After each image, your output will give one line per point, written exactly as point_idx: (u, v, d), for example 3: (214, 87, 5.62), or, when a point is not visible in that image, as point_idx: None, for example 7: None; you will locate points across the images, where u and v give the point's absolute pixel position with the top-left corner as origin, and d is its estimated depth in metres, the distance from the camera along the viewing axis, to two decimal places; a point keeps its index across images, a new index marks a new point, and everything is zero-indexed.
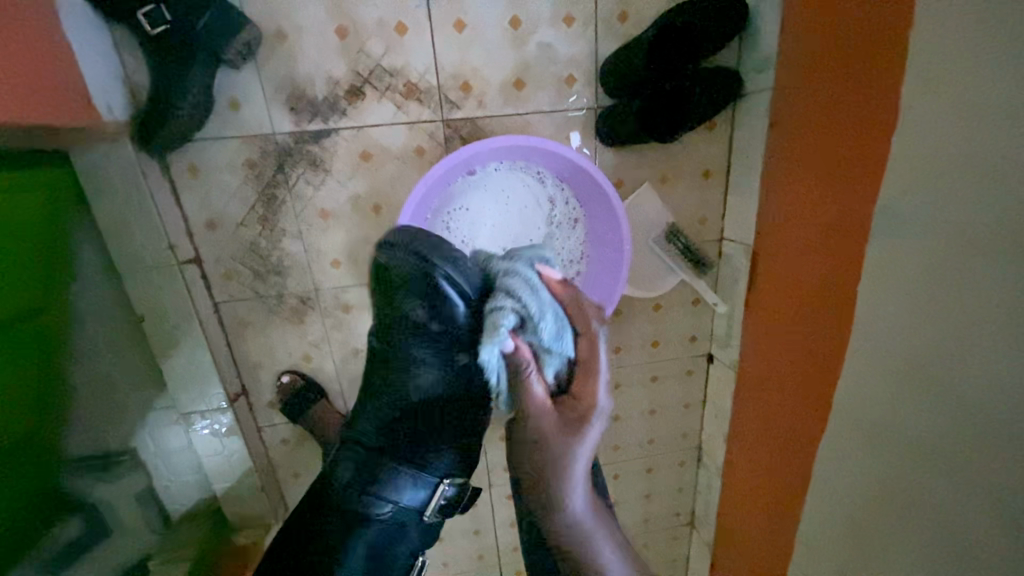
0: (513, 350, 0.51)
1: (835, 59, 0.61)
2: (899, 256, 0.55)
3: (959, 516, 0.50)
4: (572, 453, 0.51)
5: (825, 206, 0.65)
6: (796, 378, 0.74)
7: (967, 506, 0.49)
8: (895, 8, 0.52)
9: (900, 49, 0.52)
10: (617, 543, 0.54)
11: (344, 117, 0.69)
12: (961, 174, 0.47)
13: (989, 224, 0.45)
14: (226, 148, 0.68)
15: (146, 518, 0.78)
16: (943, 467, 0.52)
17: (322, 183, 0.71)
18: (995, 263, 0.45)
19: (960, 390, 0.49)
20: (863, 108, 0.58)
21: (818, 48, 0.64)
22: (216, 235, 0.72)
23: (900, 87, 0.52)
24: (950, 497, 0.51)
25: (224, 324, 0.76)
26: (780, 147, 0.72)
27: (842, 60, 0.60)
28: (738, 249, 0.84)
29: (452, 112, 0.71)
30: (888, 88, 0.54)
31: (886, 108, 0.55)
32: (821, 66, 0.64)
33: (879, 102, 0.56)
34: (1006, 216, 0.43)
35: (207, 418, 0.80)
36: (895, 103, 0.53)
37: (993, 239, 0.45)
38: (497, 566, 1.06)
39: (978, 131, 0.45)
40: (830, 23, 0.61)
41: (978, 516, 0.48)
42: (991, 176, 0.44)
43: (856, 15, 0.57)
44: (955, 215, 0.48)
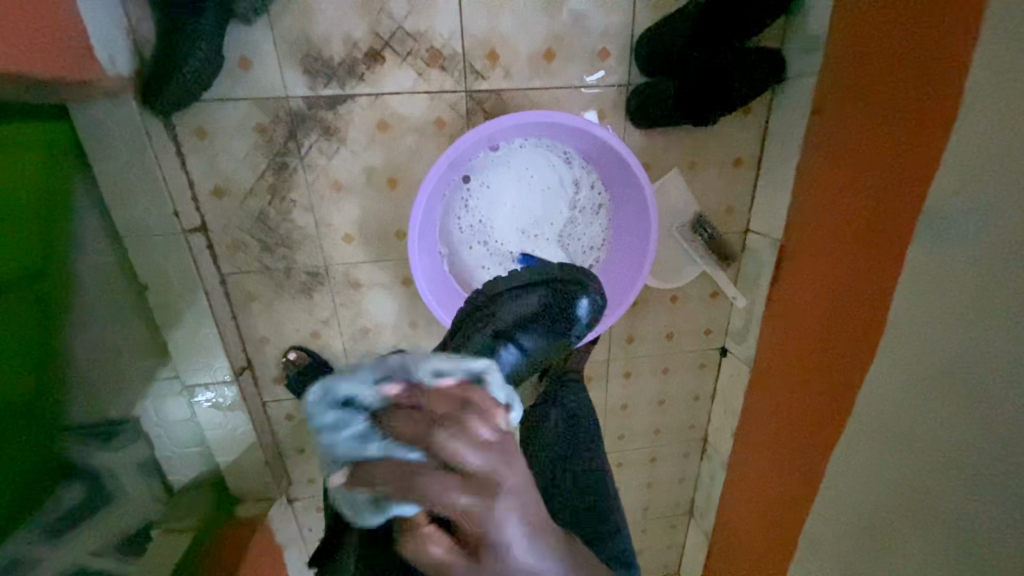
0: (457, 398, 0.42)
1: (890, 46, 0.57)
2: (942, 261, 0.52)
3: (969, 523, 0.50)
4: (513, 552, 0.34)
5: (864, 202, 0.62)
6: (813, 379, 0.72)
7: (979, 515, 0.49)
8: None
9: (963, 37, 0.49)
10: None
11: (362, 83, 0.65)
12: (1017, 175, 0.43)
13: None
14: (236, 111, 0.64)
15: (148, 486, 0.78)
16: (956, 476, 0.51)
17: (336, 153, 0.68)
18: None
19: (994, 404, 0.47)
20: (912, 104, 0.55)
21: (871, 33, 0.59)
22: (224, 204, 0.69)
23: (962, 79, 0.49)
24: (962, 505, 0.50)
25: (230, 296, 0.74)
26: (818, 139, 0.69)
27: (897, 46, 0.56)
28: (763, 243, 0.81)
29: (477, 82, 0.67)
30: (952, 75, 0.50)
31: (946, 100, 0.51)
32: (872, 54, 0.60)
33: (940, 93, 0.51)
34: None
35: (211, 391, 0.78)
36: (955, 95, 0.50)
37: None
38: None
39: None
40: (888, 6, 0.57)
41: (991, 526, 0.48)
42: None
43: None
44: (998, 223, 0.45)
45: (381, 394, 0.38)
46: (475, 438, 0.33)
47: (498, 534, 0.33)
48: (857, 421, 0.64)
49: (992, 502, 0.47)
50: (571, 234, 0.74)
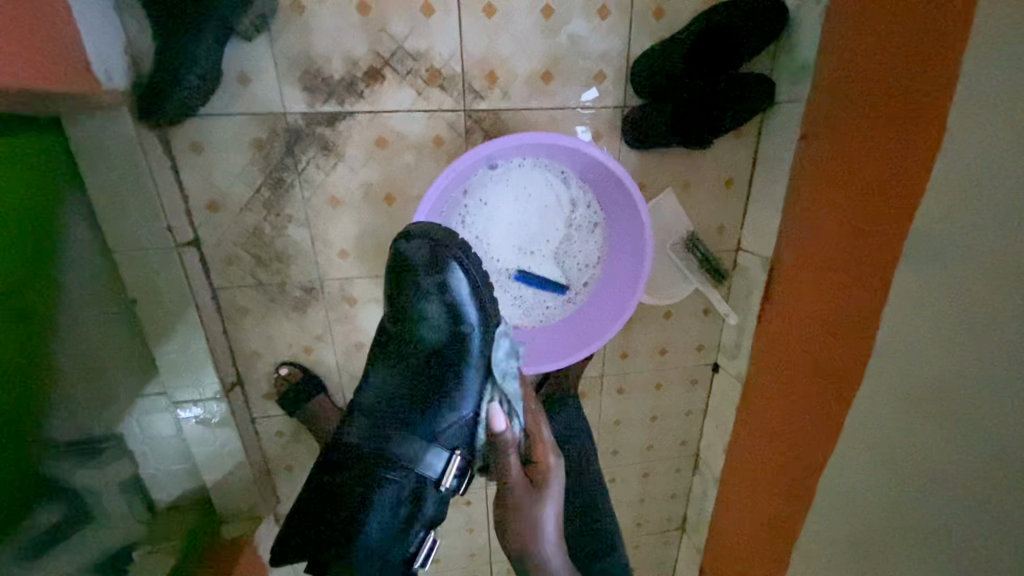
0: (500, 432, 0.58)
1: (877, 78, 0.59)
2: (927, 286, 0.53)
3: (958, 543, 0.50)
4: (545, 528, 0.57)
5: (851, 225, 0.64)
6: (803, 396, 0.73)
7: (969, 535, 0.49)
8: (954, 23, 0.50)
9: (948, 74, 0.51)
10: (557, 545, 0.58)
11: (361, 101, 0.65)
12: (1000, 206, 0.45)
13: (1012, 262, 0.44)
14: (234, 125, 0.64)
15: (128, 508, 0.75)
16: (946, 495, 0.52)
17: (334, 169, 0.68)
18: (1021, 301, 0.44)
19: (983, 423, 0.47)
20: (900, 137, 0.56)
21: (858, 65, 0.62)
22: (218, 217, 0.68)
23: (948, 111, 0.51)
24: (952, 525, 0.51)
25: (222, 312, 0.73)
26: (809, 162, 0.70)
27: (884, 77, 0.58)
28: (754, 261, 0.83)
29: (475, 101, 0.68)
30: (935, 110, 0.52)
31: (930, 131, 0.53)
32: (859, 85, 0.62)
33: (924, 125, 0.53)
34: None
35: (198, 406, 0.76)
36: (941, 127, 0.51)
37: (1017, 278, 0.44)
38: (489, 564, 1.05)
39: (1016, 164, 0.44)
40: (874, 38, 0.59)
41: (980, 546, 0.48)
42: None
43: (907, 30, 0.55)
44: (982, 251, 0.47)
45: (503, 430, 0.57)
46: (512, 436, 0.58)
47: (516, 479, 0.58)
48: (849, 439, 0.65)
49: (972, 520, 0.48)
50: (567, 251, 0.74)
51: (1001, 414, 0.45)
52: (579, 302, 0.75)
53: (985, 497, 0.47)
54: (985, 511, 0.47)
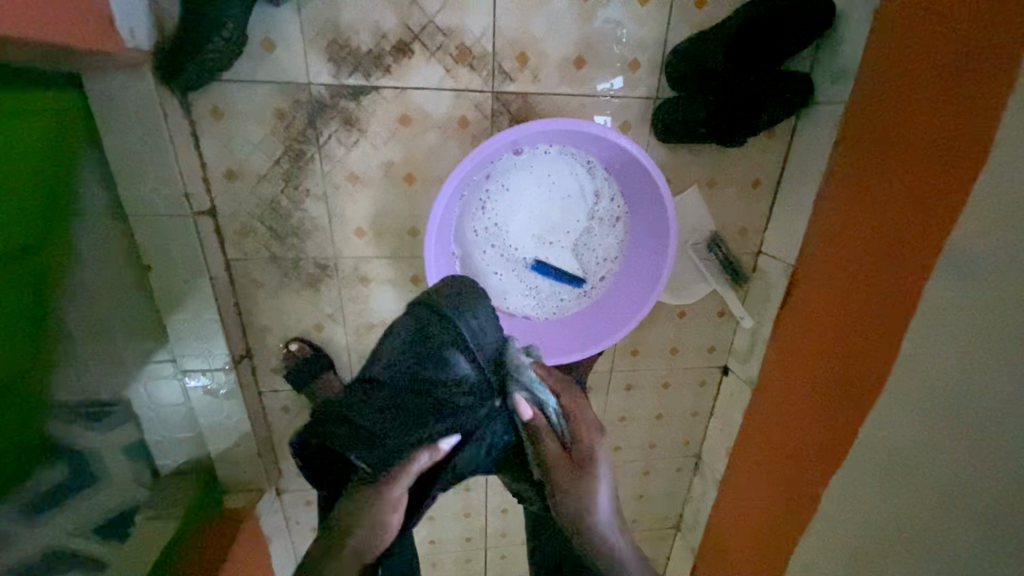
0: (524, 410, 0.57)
1: (923, 87, 0.57)
2: (953, 303, 0.51)
3: (965, 564, 0.49)
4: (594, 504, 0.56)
5: (881, 237, 0.62)
6: (814, 407, 0.72)
7: (976, 558, 0.48)
8: (1012, 32, 0.47)
9: (1002, 85, 0.48)
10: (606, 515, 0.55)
11: (387, 75, 0.63)
12: None
13: None
14: (257, 93, 0.62)
15: (135, 472, 0.76)
16: (955, 517, 0.50)
17: (355, 145, 0.66)
18: None
19: (1004, 443, 0.45)
20: (940, 151, 0.54)
21: (903, 73, 0.59)
22: (235, 187, 0.67)
23: (997, 124, 0.48)
24: (959, 546, 0.50)
25: (234, 284, 0.72)
26: (845, 165, 0.68)
27: (930, 86, 0.56)
28: (775, 266, 0.81)
29: (504, 84, 0.66)
30: (982, 123, 0.50)
31: (974, 146, 0.50)
32: (901, 96, 0.59)
33: (968, 139, 0.51)
34: None
35: (205, 376, 0.76)
36: (988, 142, 0.49)
37: None
38: (483, 550, 1.06)
39: None
40: (923, 45, 0.56)
41: (985, 567, 0.47)
42: None
43: (959, 37, 0.52)
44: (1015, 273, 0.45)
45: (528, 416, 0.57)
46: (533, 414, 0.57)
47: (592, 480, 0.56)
48: (860, 452, 0.63)
49: (985, 539, 0.47)
50: (586, 244, 0.73)
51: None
52: (595, 297, 0.74)
53: (1005, 524, 0.45)
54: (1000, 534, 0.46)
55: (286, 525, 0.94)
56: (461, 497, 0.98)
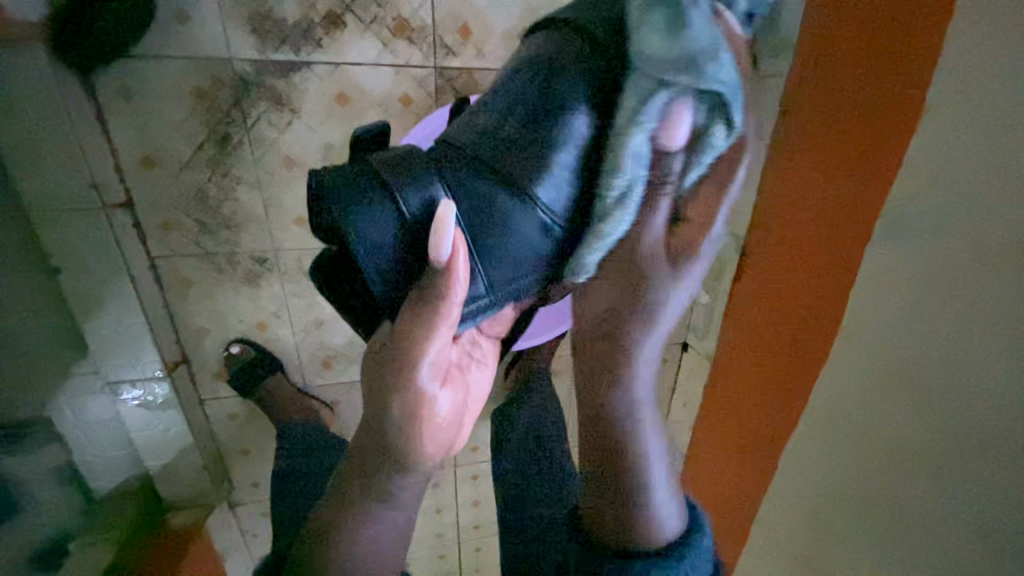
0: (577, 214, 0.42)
1: (853, 62, 0.58)
2: (895, 265, 0.53)
3: (913, 513, 0.52)
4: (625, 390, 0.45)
5: (821, 207, 0.64)
6: (766, 376, 0.75)
7: (923, 505, 0.50)
8: (930, 10, 0.48)
9: (923, 60, 0.49)
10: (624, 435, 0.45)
11: (320, 50, 0.59)
12: (970, 185, 0.45)
13: (990, 244, 0.43)
14: (172, 69, 0.56)
15: (65, 498, 0.68)
16: (901, 472, 0.53)
17: (289, 127, 0.61)
18: (984, 284, 0.44)
19: (947, 397, 0.47)
20: (872, 124, 0.56)
21: (833, 49, 0.61)
22: (154, 178, 0.61)
23: (920, 98, 0.50)
24: (907, 497, 0.52)
25: (162, 284, 0.66)
26: (784, 140, 0.70)
27: (859, 61, 0.57)
28: (727, 241, 0.82)
29: (446, 59, 0.63)
30: (905, 97, 0.51)
31: (899, 119, 0.52)
32: (834, 71, 0.61)
33: (894, 113, 0.53)
34: (1002, 237, 0.42)
35: (138, 387, 0.69)
36: (911, 116, 0.51)
37: (988, 255, 0.44)
38: (457, 544, 1.04)
39: (984, 148, 0.44)
40: (852, 21, 0.58)
41: (932, 513, 0.49)
42: (993, 193, 0.43)
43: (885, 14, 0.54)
44: (951, 234, 0.47)
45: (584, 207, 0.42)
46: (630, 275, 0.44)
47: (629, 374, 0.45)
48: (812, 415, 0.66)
49: (933, 493, 0.49)
50: None
51: (968, 386, 0.45)
52: None
53: (949, 473, 0.47)
54: (944, 484, 0.48)
55: (244, 540, 0.88)
56: (430, 493, 0.95)
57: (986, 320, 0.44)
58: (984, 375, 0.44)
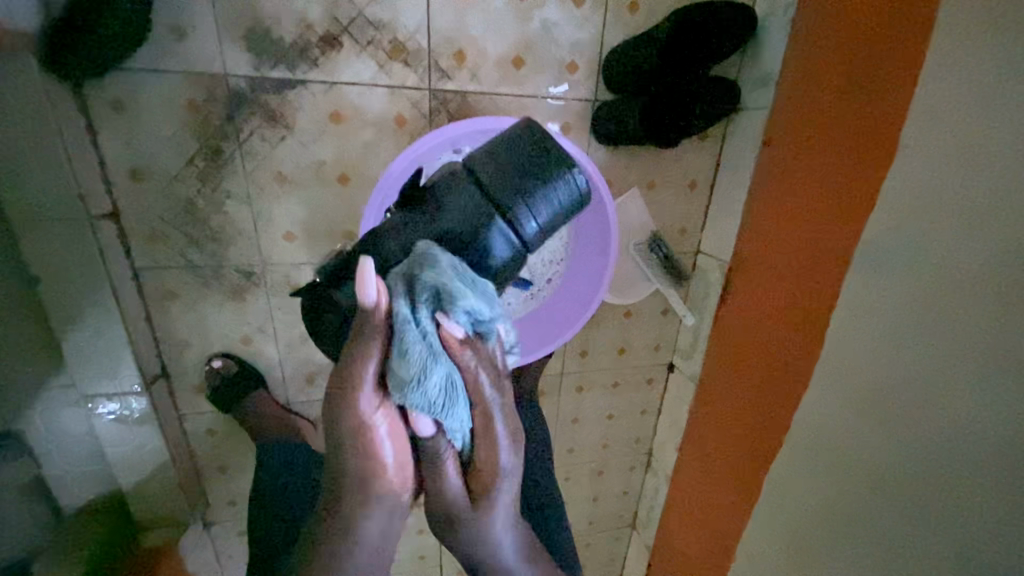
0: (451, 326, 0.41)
1: (832, 100, 0.61)
2: (877, 295, 0.54)
3: (892, 541, 0.52)
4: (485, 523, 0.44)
5: (805, 232, 0.65)
6: (753, 396, 0.75)
7: (901, 533, 0.51)
8: (906, 57, 0.51)
9: (902, 103, 0.52)
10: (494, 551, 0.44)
11: (315, 69, 0.60)
12: (946, 219, 0.46)
13: (965, 276, 0.45)
14: (166, 84, 0.57)
15: (34, 515, 0.64)
16: (880, 499, 0.53)
17: (281, 143, 0.62)
18: (958, 315, 0.45)
19: (919, 424, 0.49)
20: (852, 159, 0.58)
21: (813, 86, 0.64)
22: (143, 189, 0.60)
23: (897, 138, 0.52)
24: (887, 526, 0.52)
25: (145, 296, 0.65)
26: (768, 168, 0.72)
27: (840, 99, 0.60)
28: (713, 265, 0.84)
29: (441, 81, 0.64)
30: (884, 138, 0.54)
31: (880, 156, 0.54)
32: (815, 106, 0.64)
33: (873, 150, 0.55)
34: (976, 271, 0.44)
35: (115, 402, 0.67)
36: (890, 153, 0.53)
37: (962, 287, 0.45)
38: (439, 566, 1.02)
39: (957, 187, 0.46)
40: (830, 62, 0.61)
41: (911, 541, 0.50)
42: (969, 230, 0.44)
43: (862, 57, 0.57)
44: (927, 266, 0.48)
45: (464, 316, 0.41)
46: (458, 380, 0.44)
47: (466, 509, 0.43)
48: (794, 438, 0.66)
49: (906, 518, 0.50)
50: None
51: (944, 416, 0.46)
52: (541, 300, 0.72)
53: (929, 503, 0.48)
54: (914, 509, 0.49)
55: (218, 561, 0.85)
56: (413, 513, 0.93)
57: (951, 351, 0.46)
58: (959, 404, 0.45)
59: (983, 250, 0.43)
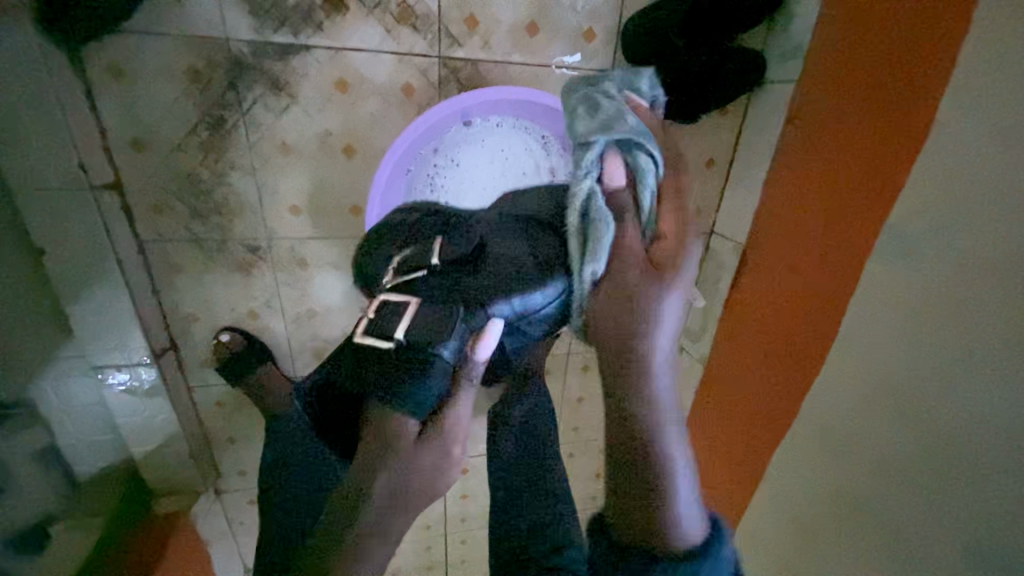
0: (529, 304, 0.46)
1: (862, 77, 0.58)
2: (898, 282, 0.52)
3: (897, 527, 0.52)
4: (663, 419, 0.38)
5: (823, 215, 0.63)
6: (761, 381, 0.75)
7: (907, 520, 0.51)
8: (941, 34, 0.48)
9: (933, 84, 0.49)
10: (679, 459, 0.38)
11: (320, 34, 0.57)
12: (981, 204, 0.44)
13: (994, 266, 0.43)
14: (164, 48, 0.54)
15: (49, 483, 0.64)
16: (889, 486, 0.53)
17: (285, 112, 0.60)
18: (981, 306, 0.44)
19: (934, 412, 0.48)
20: (877, 142, 0.55)
21: (842, 61, 0.60)
22: (144, 159, 0.59)
23: (926, 121, 0.49)
24: (893, 512, 0.52)
25: (150, 268, 0.64)
26: (791, 149, 0.69)
27: (869, 77, 0.57)
28: (727, 246, 0.82)
29: (451, 49, 0.61)
30: (911, 120, 0.51)
31: (906, 138, 0.52)
32: (843, 83, 0.60)
33: (899, 131, 0.53)
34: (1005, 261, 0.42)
35: (124, 372, 0.68)
36: (918, 137, 0.50)
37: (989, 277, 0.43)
38: (443, 536, 1.04)
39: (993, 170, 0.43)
40: (861, 35, 0.57)
41: (918, 529, 0.50)
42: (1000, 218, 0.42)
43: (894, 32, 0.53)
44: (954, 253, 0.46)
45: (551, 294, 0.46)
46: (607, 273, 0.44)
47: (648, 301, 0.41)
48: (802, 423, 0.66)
49: (913, 504, 0.50)
50: None
51: (963, 407, 0.45)
52: None
53: (941, 494, 0.47)
54: (921, 494, 0.49)
55: (229, 527, 0.88)
56: None
57: (973, 338, 0.44)
58: (978, 395, 0.44)
59: (1016, 236, 0.41)
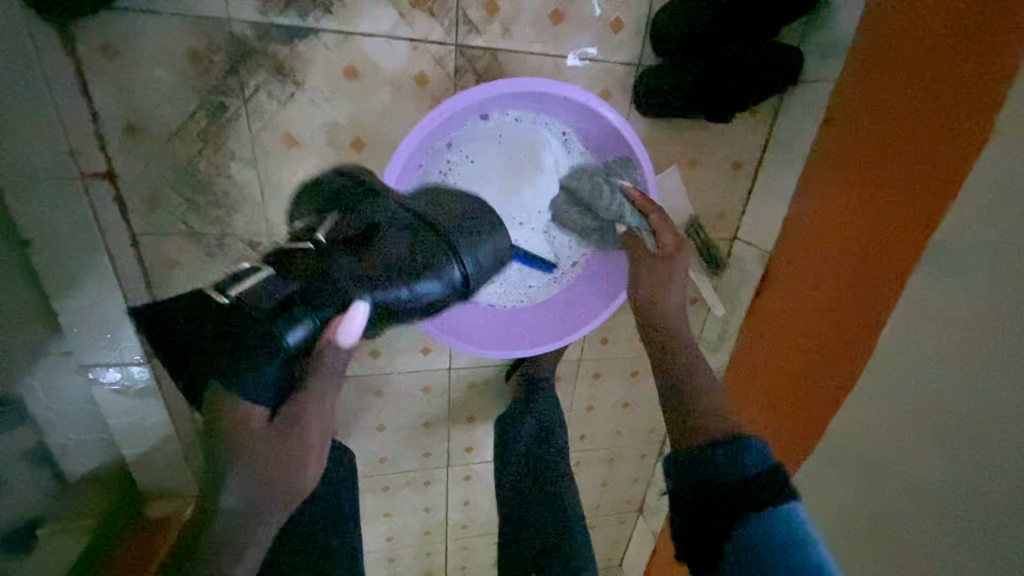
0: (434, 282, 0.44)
1: (911, 83, 0.54)
2: (952, 302, 0.49)
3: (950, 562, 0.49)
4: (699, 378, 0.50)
5: (859, 226, 0.60)
6: (785, 398, 0.71)
7: (962, 555, 0.48)
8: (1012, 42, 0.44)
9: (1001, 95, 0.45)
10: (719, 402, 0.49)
11: (329, 17, 0.53)
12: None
13: None
14: (161, 28, 0.50)
15: (34, 482, 0.65)
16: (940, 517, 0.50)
17: (291, 101, 0.56)
18: None
19: (997, 444, 0.45)
20: (928, 153, 0.52)
21: (890, 63, 0.56)
22: (138, 147, 0.55)
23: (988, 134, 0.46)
24: (944, 544, 0.49)
25: (145, 263, 0.61)
26: (825, 155, 0.65)
27: (920, 83, 0.53)
28: (750, 253, 0.78)
29: (469, 36, 0.57)
30: (969, 132, 0.48)
31: (963, 151, 0.48)
32: (889, 88, 0.56)
33: (954, 142, 0.49)
34: None
35: (116, 371, 0.64)
36: (978, 149, 0.47)
37: None
38: (444, 542, 1.01)
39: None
40: (914, 37, 0.53)
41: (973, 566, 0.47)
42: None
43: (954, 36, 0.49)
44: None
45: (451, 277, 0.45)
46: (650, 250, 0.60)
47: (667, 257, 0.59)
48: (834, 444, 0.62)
49: (968, 538, 0.47)
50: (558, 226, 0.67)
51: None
52: (566, 282, 0.70)
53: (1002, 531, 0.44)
54: (984, 530, 0.46)
55: None
56: (420, 492, 0.92)
57: None
58: None
59: None
